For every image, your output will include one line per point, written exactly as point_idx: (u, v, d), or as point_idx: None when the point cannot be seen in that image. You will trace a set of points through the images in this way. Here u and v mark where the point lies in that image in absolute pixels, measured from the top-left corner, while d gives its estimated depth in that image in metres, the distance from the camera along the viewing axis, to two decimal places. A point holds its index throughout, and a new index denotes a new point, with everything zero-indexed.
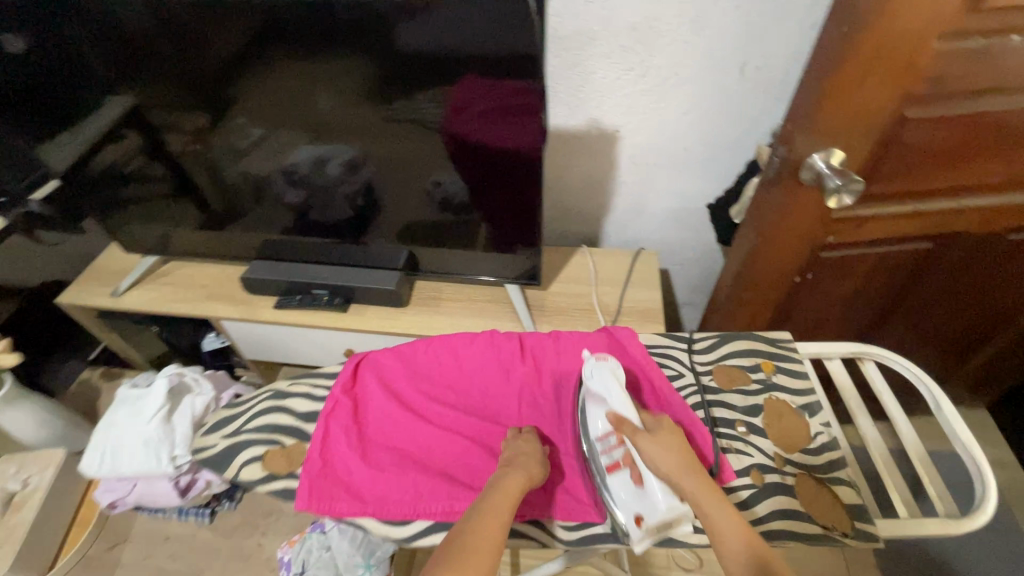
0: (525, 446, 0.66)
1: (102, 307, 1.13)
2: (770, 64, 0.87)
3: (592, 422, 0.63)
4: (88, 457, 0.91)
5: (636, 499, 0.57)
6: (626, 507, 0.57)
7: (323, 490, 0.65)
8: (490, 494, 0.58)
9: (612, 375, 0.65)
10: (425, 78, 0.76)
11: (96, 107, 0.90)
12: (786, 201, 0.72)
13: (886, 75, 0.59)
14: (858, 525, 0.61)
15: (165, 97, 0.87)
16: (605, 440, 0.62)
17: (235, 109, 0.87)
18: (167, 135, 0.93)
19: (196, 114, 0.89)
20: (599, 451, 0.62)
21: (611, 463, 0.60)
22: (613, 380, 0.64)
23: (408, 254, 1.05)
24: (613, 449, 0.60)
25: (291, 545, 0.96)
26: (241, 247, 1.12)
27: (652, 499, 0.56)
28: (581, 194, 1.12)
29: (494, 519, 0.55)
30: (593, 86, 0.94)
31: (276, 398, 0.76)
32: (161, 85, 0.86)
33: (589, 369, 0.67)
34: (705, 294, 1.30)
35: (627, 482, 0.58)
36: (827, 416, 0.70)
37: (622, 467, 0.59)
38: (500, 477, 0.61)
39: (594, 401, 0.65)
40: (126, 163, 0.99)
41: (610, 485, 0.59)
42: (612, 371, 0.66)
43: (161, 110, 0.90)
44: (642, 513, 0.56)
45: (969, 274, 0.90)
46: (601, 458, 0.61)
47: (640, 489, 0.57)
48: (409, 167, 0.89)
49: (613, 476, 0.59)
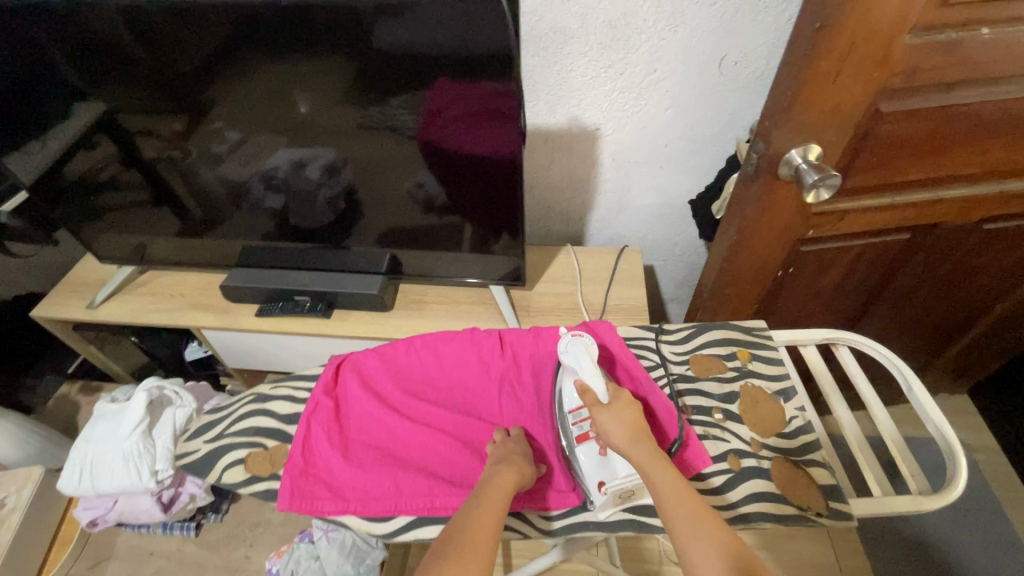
0: (509, 448, 0.65)
1: (78, 319, 1.10)
2: (747, 58, 0.87)
3: (567, 395, 0.65)
4: (67, 475, 0.89)
5: (599, 467, 0.60)
6: (591, 474, 0.60)
7: (304, 488, 0.64)
8: (482, 495, 0.57)
9: (586, 351, 0.63)
10: (403, 82, 0.76)
11: (66, 115, 0.88)
12: (765, 197, 0.72)
13: (859, 71, 0.59)
14: (833, 505, 0.58)
15: (139, 102, 0.85)
16: (577, 413, 0.63)
17: (211, 114, 0.85)
18: (141, 141, 0.91)
19: (172, 119, 0.87)
20: (570, 423, 0.63)
21: (581, 434, 0.62)
22: (585, 358, 0.63)
23: (391, 257, 1.04)
24: (583, 421, 0.62)
25: (278, 556, 0.94)
26: (221, 254, 1.10)
27: (614, 465, 0.60)
28: (564, 193, 1.12)
29: (489, 514, 0.55)
30: (572, 84, 0.93)
31: (258, 401, 0.75)
32: (135, 90, 0.84)
33: (563, 346, 0.65)
34: (690, 288, 1.30)
35: (594, 450, 0.61)
36: (802, 401, 0.68)
37: (590, 438, 0.62)
38: (491, 475, 0.60)
39: (568, 376, 0.65)
40: (99, 171, 0.97)
41: (578, 455, 0.62)
42: (587, 348, 0.64)
43: (135, 116, 0.87)
44: (604, 479, 0.59)
45: (946, 263, 0.91)
46: (572, 431, 0.63)
47: (603, 457, 0.60)
48: (390, 170, 0.88)
49: (581, 446, 0.62)
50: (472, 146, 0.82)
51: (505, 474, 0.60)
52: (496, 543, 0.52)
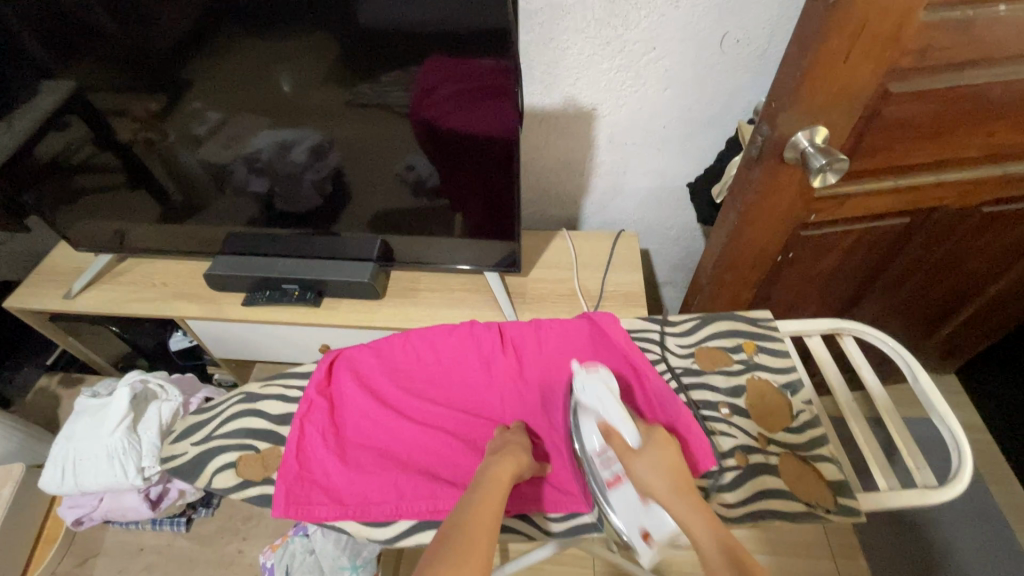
0: (504, 439, 0.64)
1: (55, 311, 1.06)
2: (750, 36, 0.84)
3: (588, 436, 0.61)
4: (49, 472, 0.86)
5: (642, 516, 0.56)
6: (631, 523, 0.56)
7: (301, 493, 0.63)
8: (479, 487, 0.55)
9: (604, 386, 0.60)
10: (391, 59, 0.72)
11: (30, 93, 0.83)
12: (769, 181, 0.70)
13: (870, 50, 0.57)
14: (840, 500, 0.58)
15: (109, 81, 0.80)
16: (602, 453, 0.60)
17: (190, 92, 0.80)
18: (113, 122, 0.86)
19: (145, 98, 0.82)
20: (597, 466, 0.60)
21: (612, 478, 0.58)
22: (606, 395, 0.59)
23: (382, 243, 1.01)
24: (611, 463, 0.59)
25: (272, 550, 0.92)
26: (204, 241, 1.06)
27: (658, 514, 0.54)
28: (558, 176, 1.09)
29: (487, 505, 0.53)
30: (568, 63, 0.90)
31: (248, 401, 0.72)
32: (105, 67, 0.79)
33: (579, 382, 0.62)
34: (686, 272, 1.29)
35: (631, 496, 0.57)
36: (809, 394, 0.67)
37: (624, 480, 0.58)
38: (488, 466, 0.59)
39: (587, 413, 0.62)
40: (70, 154, 0.91)
41: (612, 502, 0.58)
42: (605, 381, 0.60)
43: (106, 95, 0.82)
44: (649, 530, 0.55)
45: (945, 246, 0.91)
46: (601, 475, 0.59)
47: (646, 507, 0.55)
48: (379, 151, 0.84)
49: (615, 491, 0.58)
50: (466, 127, 0.79)
51: (502, 464, 0.59)
52: (495, 536, 0.50)
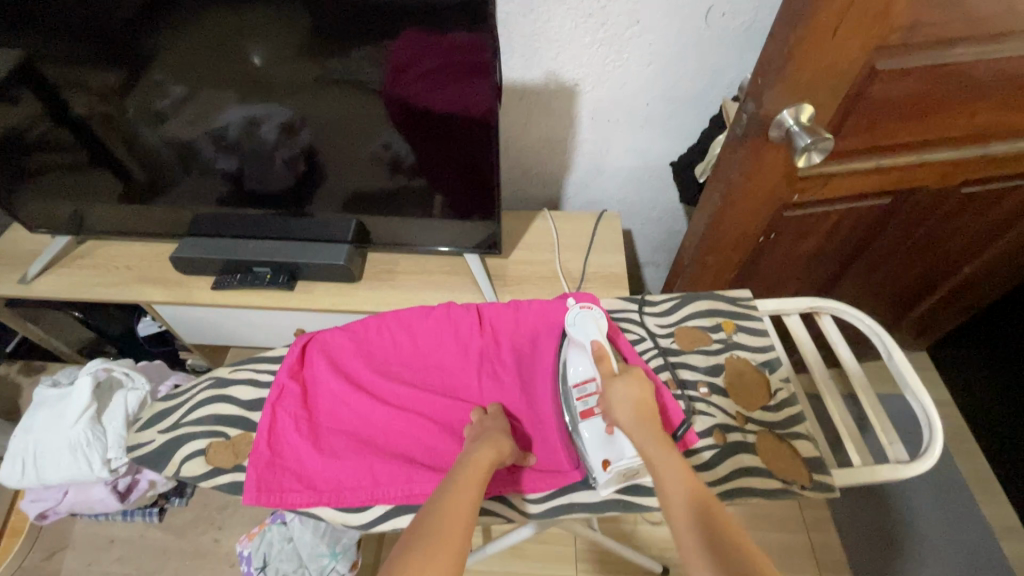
0: (485, 426, 0.62)
1: (11, 296, 1.00)
2: (736, 10, 0.81)
3: (572, 368, 0.61)
4: (8, 466, 0.83)
5: (605, 446, 0.57)
6: (595, 451, 0.57)
7: (272, 481, 0.61)
8: (460, 469, 0.54)
9: (594, 321, 0.61)
10: (363, 30, 0.68)
11: None
12: (753, 160, 0.69)
13: (859, 25, 0.55)
14: (816, 477, 0.58)
15: (62, 50, 0.74)
16: (581, 386, 0.60)
17: (150, 64, 0.75)
18: (67, 94, 0.80)
19: (102, 70, 0.76)
20: (574, 399, 0.60)
21: (586, 410, 0.59)
22: (592, 326, 0.61)
23: (357, 225, 0.97)
24: (588, 396, 0.59)
25: (248, 538, 0.90)
26: (170, 222, 1.01)
27: (621, 444, 0.57)
28: (539, 154, 1.06)
29: (466, 495, 0.51)
30: (549, 35, 0.86)
31: (217, 386, 0.69)
32: (57, 35, 0.73)
33: (570, 318, 0.63)
34: (668, 253, 1.28)
35: (598, 426, 0.58)
36: (787, 372, 0.67)
37: (596, 414, 0.58)
38: (469, 452, 0.57)
39: (574, 346, 0.62)
40: (20, 129, 0.85)
41: (582, 431, 0.58)
42: (596, 320, 0.61)
43: (59, 65, 0.76)
44: (609, 458, 0.56)
45: (922, 226, 0.91)
46: (576, 406, 0.59)
47: (610, 436, 0.57)
48: (353, 127, 0.80)
49: (586, 422, 0.58)
50: (441, 102, 0.75)
51: (483, 450, 0.57)
52: (472, 530, 0.48)
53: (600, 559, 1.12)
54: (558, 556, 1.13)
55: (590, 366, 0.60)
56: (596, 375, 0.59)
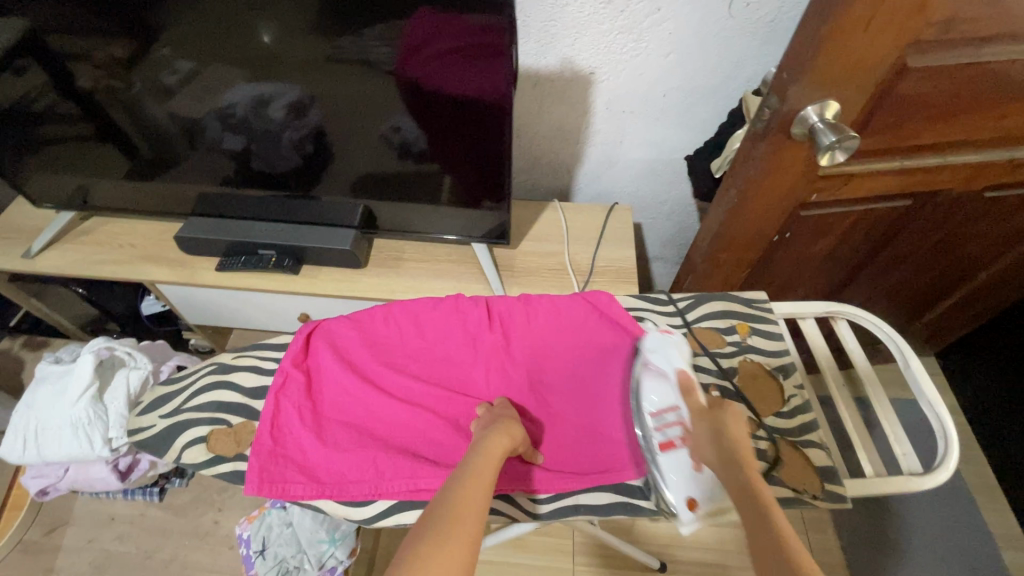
0: (495, 414, 0.62)
1: (14, 271, 0.99)
2: (760, 2, 0.78)
3: (647, 395, 0.59)
4: (8, 441, 0.82)
5: (690, 483, 0.54)
6: (678, 488, 0.54)
7: (274, 471, 0.60)
8: (471, 458, 0.54)
9: (678, 348, 0.61)
10: (374, 9, 0.66)
11: None
12: (773, 157, 0.67)
13: (890, 21, 0.53)
14: (828, 487, 0.57)
15: (66, 20, 0.73)
16: (659, 416, 0.57)
17: (156, 37, 0.73)
18: (72, 67, 0.79)
19: (107, 42, 0.75)
20: (651, 427, 0.57)
21: (665, 442, 0.56)
22: (676, 355, 0.60)
23: (364, 210, 0.96)
24: (669, 427, 0.56)
25: (246, 522, 0.88)
26: (175, 201, 1.00)
27: (709, 482, 0.54)
28: (552, 144, 1.04)
29: (478, 482, 0.50)
30: (565, 21, 0.84)
31: (219, 372, 0.69)
32: (61, 5, 0.71)
33: (652, 342, 0.62)
34: (677, 248, 1.26)
35: (683, 462, 0.55)
36: (801, 378, 0.66)
37: (678, 446, 0.55)
38: (480, 441, 0.56)
39: (652, 373, 0.60)
40: (25, 101, 0.84)
41: (661, 464, 0.55)
42: (679, 347, 0.61)
43: (64, 36, 0.75)
44: (695, 497, 0.53)
45: (942, 229, 0.89)
46: (653, 436, 0.56)
47: (697, 473, 0.54)
48: (362, 109, 0.79)
49: (666, 455, 0.55)
50: (453, 86, 0.73)
51: (497, 439, 0.56)
52: (484, 515, 0.47)
53: (595, 553, 1.12)
54: (556, 548, 1.13)
55: (672, 395, 0.58)
56: (679, 404, 0.57)
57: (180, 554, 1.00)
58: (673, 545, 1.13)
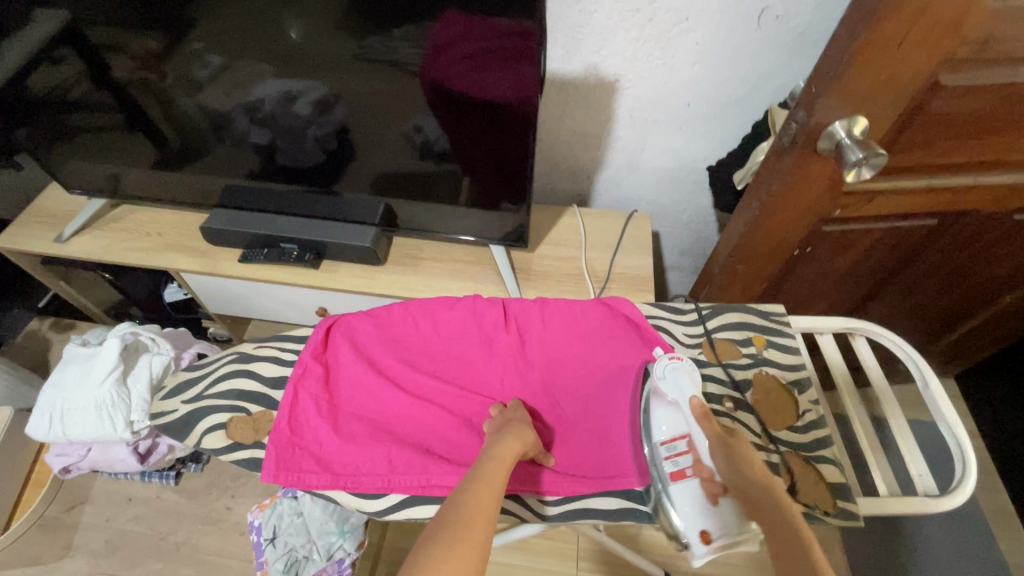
0: (506, 417, 0.62)
1: (46, 254, 1.02)
2: (790, 13, 0.78)
3: (657, 425, 0.57)
4: (35, 420, 0.84)
5: (704, 515, 0.52)
6: (691, 521, 0.52)
7: (291, 460, 0.61)
8: (482, 464, 0.53)
9: (687, 375, 0.57)
10: (403, 11, 0.67)
11: (21, 19, 0.77)
12: (798, 170, 0.67)
13: (924, 39, 0.52)
14: (840, 503, 0.56)
15: (104, 13, 0.75)
16: (671, 444, 0.56)
17: (193, 32, 0.75)
18: (109, 58, 0.81)
19: (143, 35, 0.77)
20: (662, 456, 0.56)
21: (676, 472, 0.54)
22: (687, 383, 0.57)
23: (385, 208, 0.97)
24: (680, 456, 0.54)
25: (259, 509, 0.90)
26: (203, 192, 1.02)
27: (725, 516, 0.51)
28: (573, 149, 1.05)
29: (488, 493, 0.49)
30: (593, 28, 0.84)
31: (241, 361, 0.70)
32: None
33: (660, 368, 0.59)
34: (695, 258, 1.25)
35: (696, 493, 0.53)
36: (817, 394, 0.65)
37: (691, 477, 0.53)
38: (490, 447, 0.57)
39: (662, 399, 0.58)
40: (60, 88, 0.86)
41: (675, 496, 0.53)
42: (688, 372, 0.58)
43: (101, 28, 0.77)
44: (710, 530, 0.51)
45: (968, 249, 0.87)
46: (665, 466, 0.55)
47: (713, 506, 0.52)
48: (386, 108, 0.80)
49: (678, 485, 0.54)
50: (478, 90, 0.74)
51: (506, 444, 0.57)
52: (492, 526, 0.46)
53: (600, 559, 1.12)
54: (560, 554, 1.13)
55: (682, 424, 0.56)
56: (691, 433, 0.55)
57: (192, 539, 1.02)
58: (679, 556, 1.12)
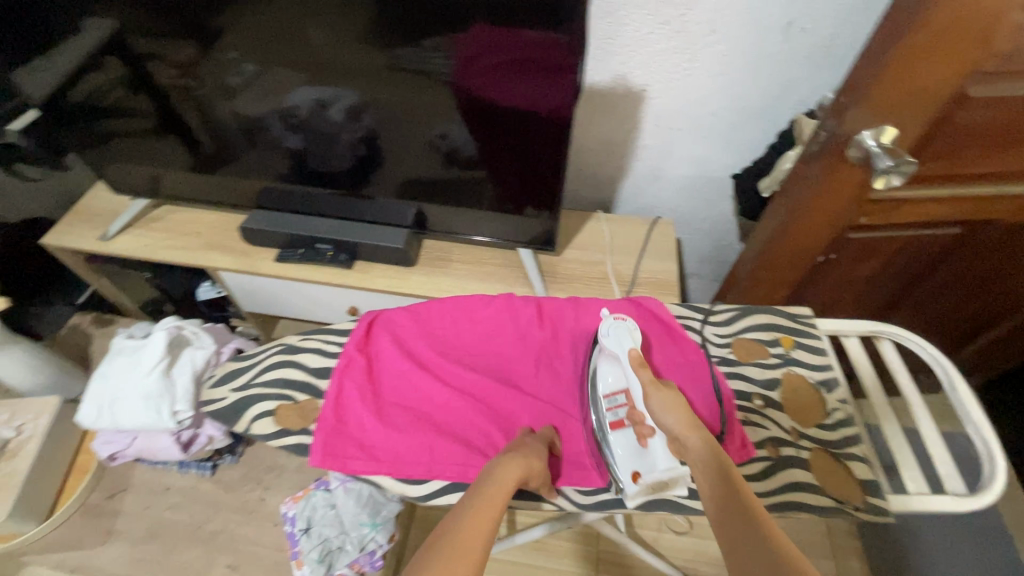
0: (524, 443, 0.61)
1: (91, 251, 1.06)
2: (816, 27, 0.81)
3: (602, 378, 0.63)
4: (86, 408, 0.87)
5: (636, 458, 0.58)
6: (626, 463, 0.58)
7: (337, 446, 0.64)
8: (485, 489, 0.52)
9: (628, 333, 0.64)
10: (438, 24, 0.70)
11: (71, 30, 0.81)
12: (827, 178, 0.69)
13: (954, 54, 0.54)
14: (870, 500, 0.58)
15: (148, 25, 0.79)
16: (612, 398, 0.62)
17: (224, 42, 0.79)
18: (151, 66, 0.85)
19: (182, 44, 0.81)
20: (604, 409, 0.62)
21: (615, 421, 0.60)
22: (627, 338, 0.63)
23: (416, 211, 1.00)
24: (619, 407, 0.61)
25: (294, 501, 0.92)
26: (242, 194, 1.06)
27: (652, 457, 0.57)
28: (598, 156, 1.07)
29: (481, 516, 0.48)
30: (622, 40, 0.87)
31: (287, 352, 0.73)
32: (146, 12, 0.77)
33: (605, 328, 0.65)
34: (715, 265, 1.27)
35: (629, 439, 0.59)
36: (845, 394, 0.66)
37: (626, 424, 0.60)
38: (494, 470, 0.55)
39: (608, 357, 0.64)
40: (102, 95, 0.91)
41: (611, 443, 0.59)
42: (630, 331, 0.64)
43: (146, 38, 0.81)
44: (639, 470, 0.57)
45: (992, 259, 0.88)
46: (606, 416, 0.61)
47: (643, 448, 0.58)
48: (414, 114, 0.83)
49: (615, 433, 0.60)
50: (508, 99, 0.77)
51: (509, 469, 0.55)
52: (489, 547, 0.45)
53: (622, 561, 1.13)
54: (580, 556, 1.14)
55: (622, 378, 0.62)
56: (629, 386, 0.61)
57: (229, 528, 1.04)
58: (700, 560, 1.12)
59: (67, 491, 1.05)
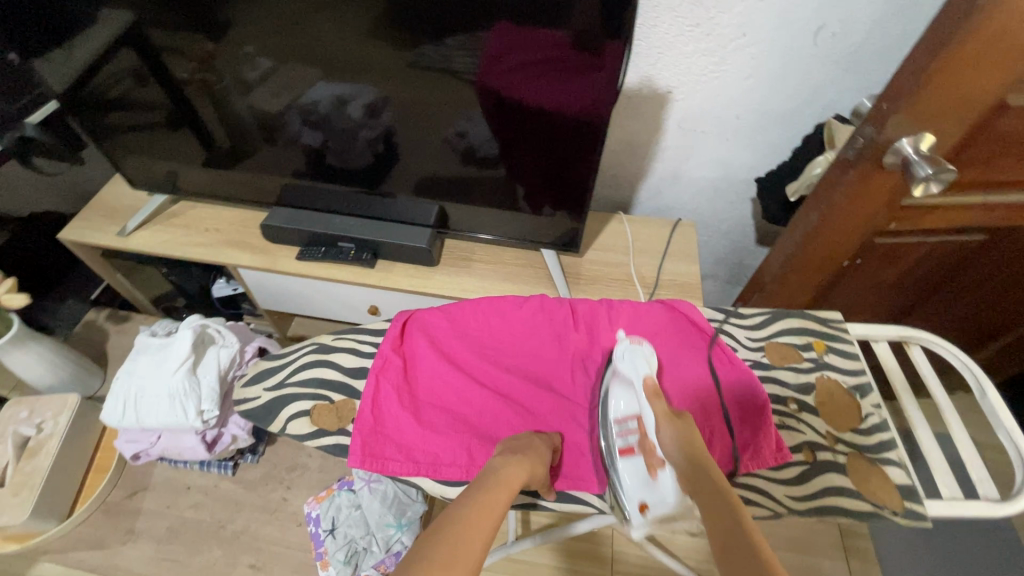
0: (531, 441, 0.61)
1: (109, 247, 1.05)
2: (846, 31, 0.81)
3: (615, 403, 0.62)
4: (110, 406, 0.87)
5: (645, 489, 0.56)
6: (634, 491, 0.56)
7: (375, 447, 0.64)
8: (491, 486, 0.51)
9: (644, 356, 0.63)
10: (465, 22, 0.69)
11: (88, 24, 0.79)
12: (862, 184, 0.69)
13: (1000, 64, 0.55)
14: (908, 505, 0.58)
15: (165, 20, 0.78)
16: (623, 422, 0.60)
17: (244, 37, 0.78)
18: (167, 59, 0.84)
19: (198, 38, 0.80)
20: (615, 434, 0.60)
21: (625, 447, 0.59)
22: (642, 363, 0.62)
23: (438, 210, 1.00)
24: (629, 433, 0.59)
25: (317, 500, 0.92)
26: (262, 191, 1.05)
27: (660, 490, 0.55)
28: (618, 157, 1.07)
29: (489, 511, 0.47)
30: (650, 42, 0.87)
31: (319, 352, 0.72)
32: (162, 5, 0.76)
33: (620, 351, 0.65)
34: (733, 266, 1.27)
35: (639, 469, 0.57)
36: (879, 398, 0.66)
37: (636, 453, 0.58)
38: (500, 467, 0.54)
39: (620, 381, 0.63)
40: (113, 88, 0.89)
41: (620, 469, 0.58)
42: (645, 357, 0.63)
43: (164, 32, 0.80)
44: (648, 502, 0.55)
45: (1016, 265, 0.88)
46: (616, 442, 0.59)
47: (652, 480, 0.55)
48: (433, 113, 0.83)
49: (625, 460, 0.58)
50: (534, 99, 0.77)
51: (514, 469, 0.54)
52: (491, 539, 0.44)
53: (639, 562, 1.13)
54: (597, 557, 1.14)
55: (633, 404, 0.60)
56: (640, 412, 0.59)
57: (251, 527, 1.04)
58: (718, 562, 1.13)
59: (87, 489, 1.05)
